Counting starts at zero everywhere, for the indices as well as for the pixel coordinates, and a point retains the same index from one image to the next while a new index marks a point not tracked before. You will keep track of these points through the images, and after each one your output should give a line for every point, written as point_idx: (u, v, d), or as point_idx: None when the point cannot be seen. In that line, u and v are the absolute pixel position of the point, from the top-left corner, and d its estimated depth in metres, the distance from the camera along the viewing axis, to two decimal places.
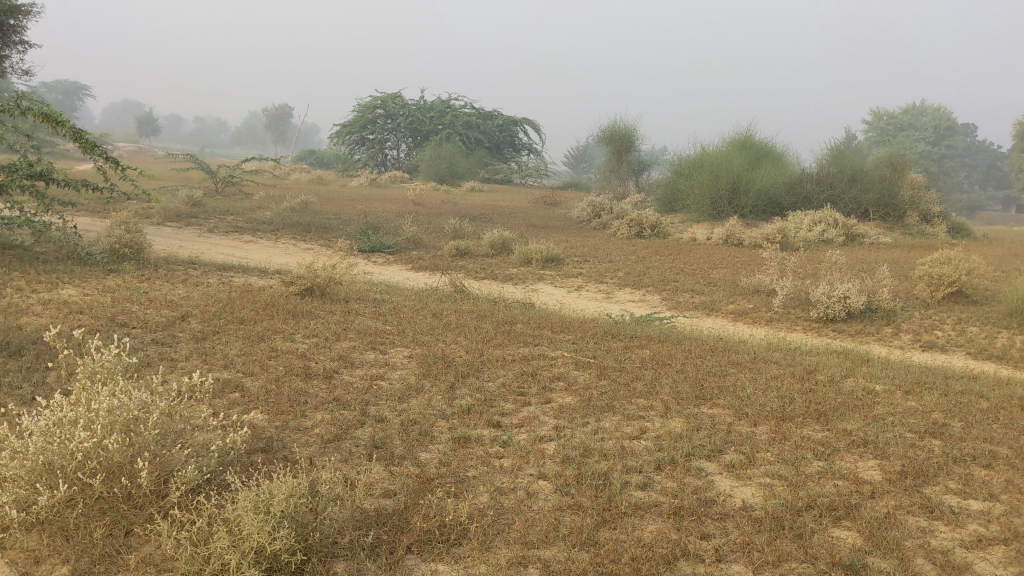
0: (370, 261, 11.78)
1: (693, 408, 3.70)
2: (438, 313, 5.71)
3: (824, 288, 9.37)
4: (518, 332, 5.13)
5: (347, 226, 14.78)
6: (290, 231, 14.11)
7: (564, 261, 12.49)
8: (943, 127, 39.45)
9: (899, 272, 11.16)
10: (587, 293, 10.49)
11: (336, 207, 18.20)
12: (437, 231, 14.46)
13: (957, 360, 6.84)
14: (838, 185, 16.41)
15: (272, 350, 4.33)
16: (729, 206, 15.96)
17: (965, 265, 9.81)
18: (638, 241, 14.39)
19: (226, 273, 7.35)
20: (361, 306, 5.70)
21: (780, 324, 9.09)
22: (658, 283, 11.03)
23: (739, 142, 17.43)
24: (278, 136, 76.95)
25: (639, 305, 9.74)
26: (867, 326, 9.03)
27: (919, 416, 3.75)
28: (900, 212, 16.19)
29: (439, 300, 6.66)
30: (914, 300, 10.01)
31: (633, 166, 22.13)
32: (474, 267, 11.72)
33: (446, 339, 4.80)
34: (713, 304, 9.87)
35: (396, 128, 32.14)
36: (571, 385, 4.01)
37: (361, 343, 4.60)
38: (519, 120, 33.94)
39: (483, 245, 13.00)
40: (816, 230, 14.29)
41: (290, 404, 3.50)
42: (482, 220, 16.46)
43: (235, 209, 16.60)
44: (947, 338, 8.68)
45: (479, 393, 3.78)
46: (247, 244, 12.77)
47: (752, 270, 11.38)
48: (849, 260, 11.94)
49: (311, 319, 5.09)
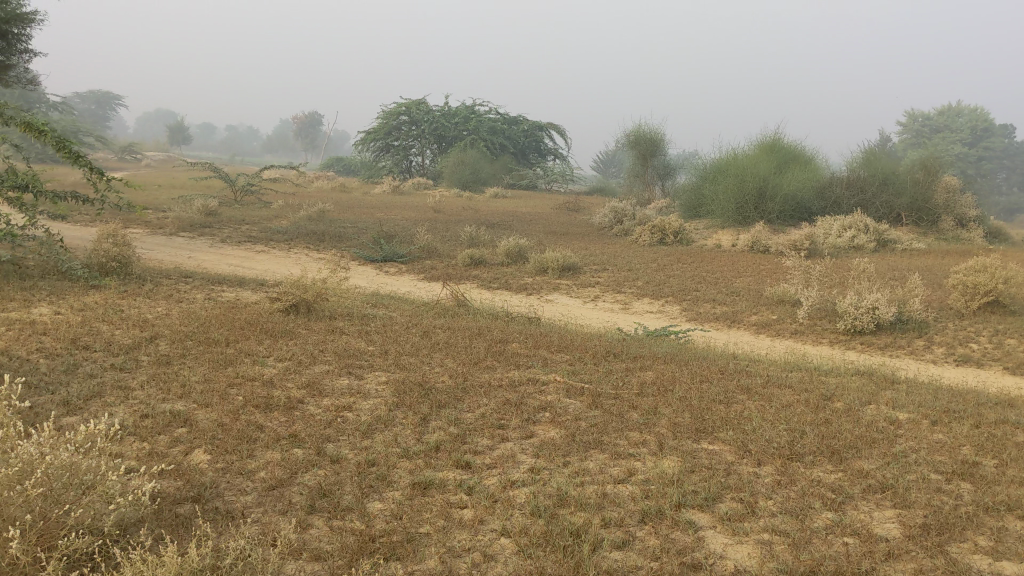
0: (382, 271, 11.47)
1: (690, 444, 3.31)
2: (431, 331, 5.35)
3: (852, 299, 8.92)
4: (511, 353, 4.76)
5: (362, 235, 14.51)
6: (304, 240, 13.85)
7: (582, 269, 12.13)
8: (979, 129, 38.66)
9: (932, 280, 10.67)
10: (603, 304, 10.10)
11: (354, 214, 17.96)
12: (453, 239, 14.14)
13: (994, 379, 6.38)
14: (868, 190, 15.88)
15: (238, 376, 3.99)
16: (755, 212, 15.49)
17: (1002, 274, 9.32)
18: (660, 248, 13.98)
19: (218, 288, 7.03)
20: (348, 323, 5.34)
21: (805, 337, 8.66)
22: (678, 292, 10.63)
23: (766, 146, 16.97)
24: (308, 143, 77.26)
25: (656, 317, 9.34)
26: (897, 338, 8.58)
27: (950, 452, 3.32)
28: (934, 216, 15.62)
29: (436, 315, 6.30)
30: (948, 310, 9.51)
31: (658, 171, 21.68)
32: (488, 276, 11.38)
33: (431, 363, 4.43)
34: (735, 315, 9.46)
35: (421, 134, 31.88)
36: (558, 415, 3.63)
37: (337, 367, 4.24)
38: (544, 125, 33.63)
39: (499, 253, 12.66)
40: (846, 236, 13.82)
41: (240, 443, 3.15)
42: (501, 227, 16.11)
43: (251, 218, 16.41)
44: (983, 352, 8.21)
45: (453, 427, 3.41)
46: (258, 255, 12.52)
47: (777, 279, 10.93)
48: (880, 268, 11.47)
49: (289, 340, 4.75)
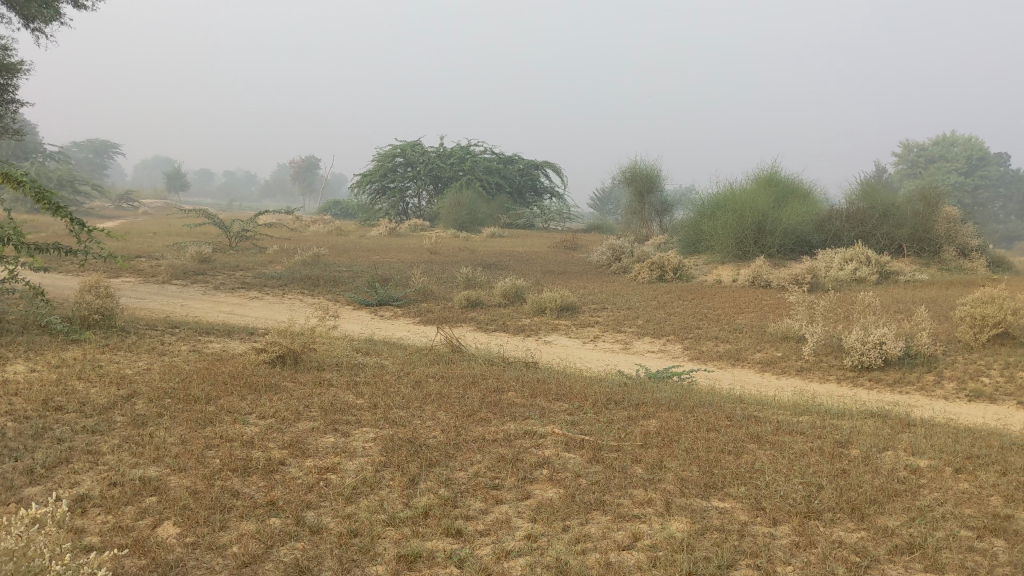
0: (377, 316, 11.27)
1: (700, 503, 3.07)
2: (423, 381, 5.12)
3: (858, 334, 8.70)
4: (507, 403, 4.52)
5: (357, 279, 14.31)
6: (298, 286, 13.66)
7: (581, 309, 11.92)
8: (974, 158, 38.74)
9: (938, 312, 10.47)
10: (603, 344, 9.88)
11: (350, 258, 17.78)
12: (449, 281, 13.95)
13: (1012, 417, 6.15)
14: (868, 222, 15.79)
15: (216, 436, 3.76)
16: (755, 246, 15.31)
17: (1010, 305, 9.11)
18: (660, 286, 13.77)
19: (205, 339, 6.81)
20: (337, 374, 5.11)
21: (811, 375, 8.43)
22: (679, 330, 10.40)
23: (764, 179, 16.83)
24: (306, 188, 77.37)
25: (658, 358, 9.11)
26: (906, 374, 8.34)
27: (979, 504, 3.09)
28: (936, 246, 15.40)
29: (429, 362, 6.07)
30: (956, 343, 9.29)
31: (655, 207, 21.54)
32: (485, 318, 11.17)
33: (422, 416, 4.20)
34: (739, 352, 9.23)
35: (417, 175, 31.81)
36: (556, 472, 3.40)
37: (323, 423, 4.01)
38: (540, 164, 33.61)
39: (495, 295, 12.46)
40: (847, 268, 13.64)
41: (214, 513, 2.92)
42: (498, 268, 15.91)
43: (245, 264, 16.23)
44: (995, 386, 7.97)
45: (444, 488, 3.17)
46: (252, 302, 12.32)
47: (780, 315, 10.73)
48: (884, 301, 11.27)
49: (273, 394, 4.52)
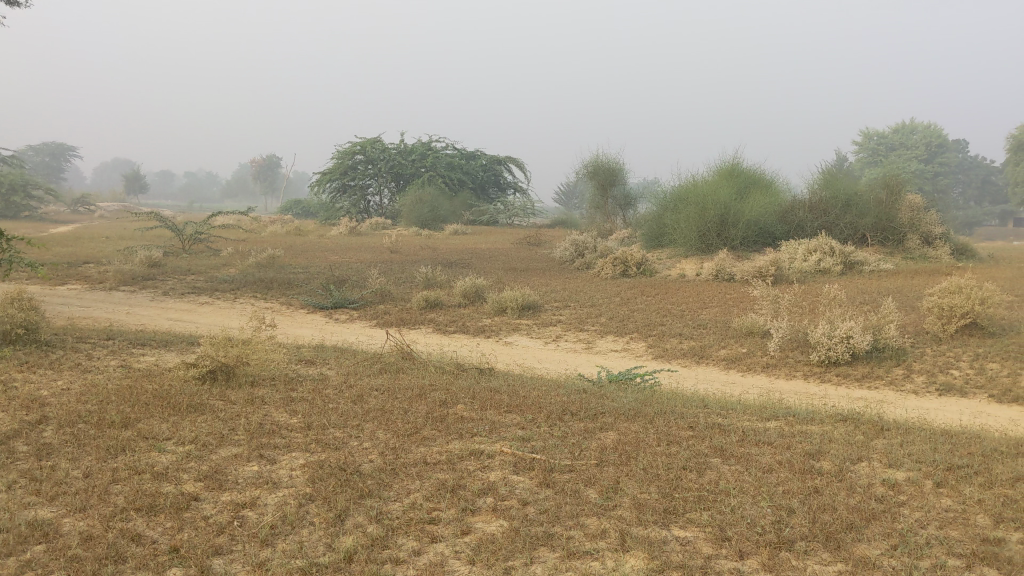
0: (331, 320, 10.88)
1: (660, 533, 2.75)
2: (366, 395, 4.76)
3: (824, 329, 8.46)
4: (453, 418, 4.18)
5: (312, 281, 13.90)
6: (251, 290, 13.24)
7: (542, 307, 11.61)
8: (934, 145, 38.99)
9: (904, 303, 10.28)
10: (565, 344, 9.57)
11: (306, 259, 17.34)
12: (407, 281, 13.57)
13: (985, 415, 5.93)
14: (832, 211, 15.59)
15: (125, 467, 3.39)
16: (718, 239, 15.10)
17: (978, 294, 8.92)
18: (623, 281, 13.50)
19: (139, 352, 6.40)
20: (272, 389, 4.75)
21: (778, 371, 8.18)
22: (642, 327, 10.12)
23: (725, 171, 16.62)
24: (267, 187, 76.49)
25: (621, 358, 8.82)
26: (875, 369, 8.12)
27: (966, 527, 2.80)
28: (899, 235, 15.29)
29: (376, 372, 5.71)
30: (924, 334, 9.08)
31: (618, 201, 21.28)
32: (444, 319, 10.83)
33: (359, 436, 3.85)
34: (704, 349, 8.96)
35: (378, 172, 31.32)
36: (502, 499, 3.06)
37: (248, 448, 3.64)
38: (502, 159, 33.28)
39: (455, 295, 12.11)
40: (812, 259, 13.45)
41: (105, 565, 2.55)
42: (459, 266, 15.57)
43: (197, 268, 15.75)
44: (965, 379, 7.78)
45: (374, 525, 2.83)
46: (201, 307, 11.89)
47: (744, 309, 10.49)
48: (850, 292, 11.07)
49: (198, 416, 4.15)
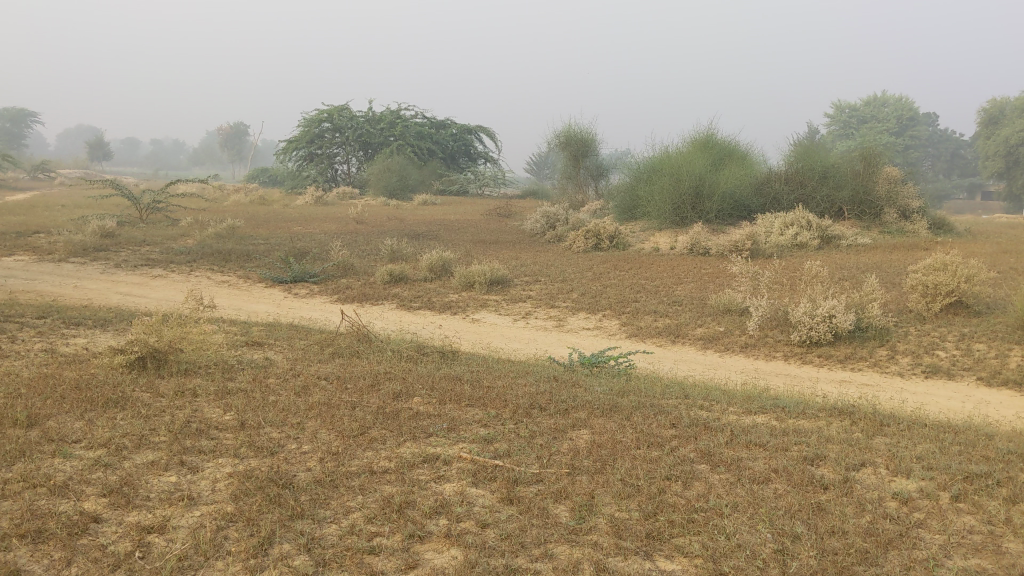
0: (290, 295, 10.37)
1: (642, 568, 2.32)
2: (313, 384, 4.30)
3: (806, 307, 8.08)
4: (408, 414, 3.72)
5: (273, 253, 13.34)
6: (208, 262, 12.67)
7: (511, 282, 11.15)
8: (906, 118, 38.88)
9: (886, 279, 9.94)
10: (535, 322, 9.14)
11: (268, 230, 16.76)
12: (371, 254, 13.06)
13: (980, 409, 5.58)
14: (809, 184, 15.19)
15: (19, 477, 2.91)
16: (692, 212, 14.72)
17: (964, 271, 8.57)
18: (595, 255, 13.07)
19: (70, 333, 5.87)
20: (208, 380, 4.26)
21: (757, 352, 7.80)
22: (615, 304, 9.70)
23: (700, 141, 16.21)
24: (235, 155, 75.28)
25: (593, 337, 8.40)
26: (858, 350, 7.76)
27: (998, 556, 2.40)
28: (877, 209, 14.98)
29: (327, 358, 5.23)
30: (908, 312, 8.72)
31: (590, 171, 20.82)
32: (408, 295, 10.34)
33: (299, 438, 3.39)
34: (679, 328, 8.55)
35: (345, 141, 30.57)
36: (457, 521, 2.62)
37: (169, 454, 3.17)
38: (473, 128, 32.69)
39: (421, 269, 11.62)
40: (788, 233, 13.11)
41: None
42: (426, 238, 15.05)
43: (153, 239, 15.12)
44: (952, 361, 7.44)
45: (302, 557, 2.38)
46: (153, 281, 11.31)
47: (721, 286, 10.10)
48: (829, 268, 10.72)
49: (118, 413, 3.66)
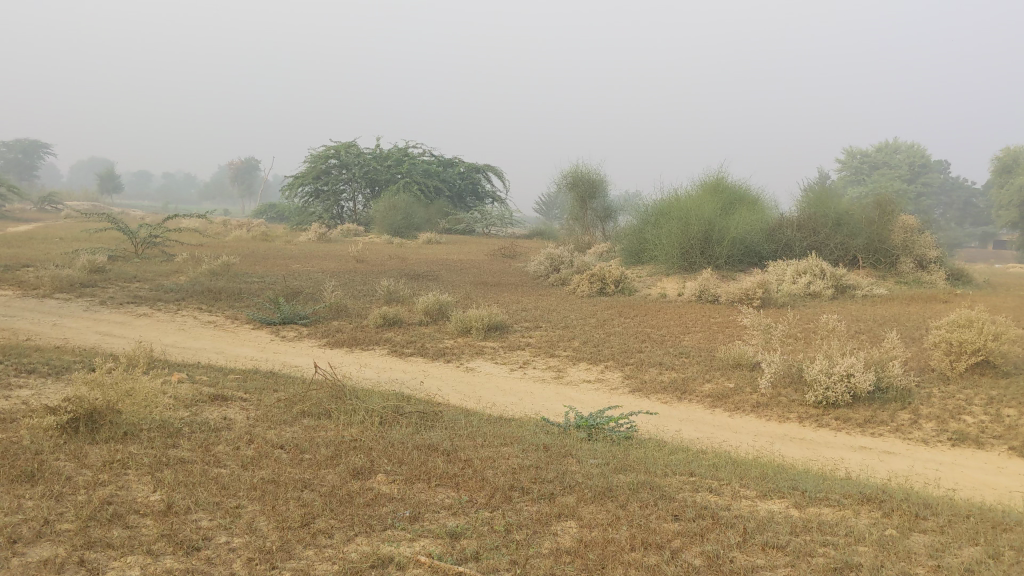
0: (277, 338, 9.87)
1: None
2: (264, 454, 3.77)
3: (821, 365, 7.55)
4: (365, 499, 3.18)
5: (265, 291, 12.86)
6: (196, 301, 12.20)
7: (510, 327, 10.65)
8: (918, 165, 38.54)
9: (906, 335, 9.39)
10: (533, 372, 8.61)
11: (264, 267, 16.32)
12: (367, 295, 12.58)
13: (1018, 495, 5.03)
14: (822, 231, 14.68)
15: None
16: (701, 257, 14.21)
17: (991, 329, 8.03)
18: (599, 300, 12.56)
19: (17, 383, 5.35)
20: (146, 448, 3.73)
21: (770, 413, 7.25)
22: (619, 354, 9.17)
23: (710, 185, 15.75)
24: (244, 191, 75.30)
25: (594, 392, 7.86)
26: (878, 413, 7.20)
27: None
28: (892, 258, 14.47)
29: (292, 419, 4.72)
30: (931, 372, 8.17)
31: (598, 213, 20.40)
32: (400, 340, 9.83)
33: (231, 529, 2.86)
34: (685, 383, 8.01)
35: (352, 177, 30.19)
36: None
37: (70, 549, 2.64)
38: (481, 168, 32.40)
39: (416, 312, 11.10)
40: (801, 282, 12.62)
41: None
42: (425, 279, 14.57)
43: (144, 275, 14.67)
44: (980, 428, 6.88)
45: None
46: (136, 320, 10.83)
47: (731, 338, 9.56)
48: (844, 320, 10.18)
49: (28, 490, 3.14)
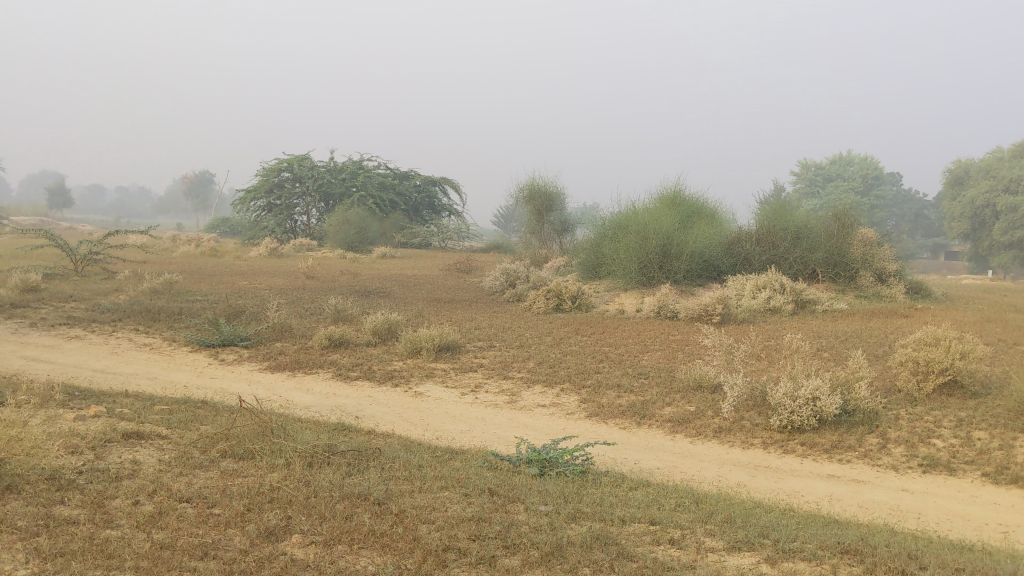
0: (216, 362, 9.35)
1: None
2: (165, 512, 3.31)
3: (786, 388, 7.21)
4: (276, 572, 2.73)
5: (207, 311, 12.30)
6: (134, 322, 11.60)
7: (462, 348, 10.21)
8: (870, 177, 38.80)
9: (871, 353, 9.10)
10: (486, 396, 8.17)
11: (210, 284, 15.74)
12: (314, 314, 12.07)
13: (999, 534, 4.70)
14: (781, 244, 14.39)
15: None
16: (659, 272, 13.87)
17: (959, 348, 7.75)
18: (556, 317, 12.17)
19: None
20: (28, 508, 3.25)
21: (733, 439, 6.89)
22: (575, 376, 8.77)
23: (668, 198, 15.46)
24: (199, 205, 74.19)
25: (548, 417, 7.45)
26: (845, 437, 6.87)
27: None
28: (851, 271, 14.26)
29: (208, 464, 4.25)
30: (898, 392, 7.87)
31: (555, 226, 20.04)
32: (347, 362, 9.34)
33: None
34: (644, 407, 7.62)
35: (305, 191, 29.57)
36: None
37: None
38: (437, 181, 31.99)
39: (365, 332, 10.62)
40: (760, 297, 12.34)
41: None
42: (376, 296, 14.09)
43: (81, 294, 14.01)
44: (951, 452, 6.57)
45: None
46: (66, 343, 10.22)
47: (692, 358, 9.21)
48: (806, 338, 9.87)
49: None
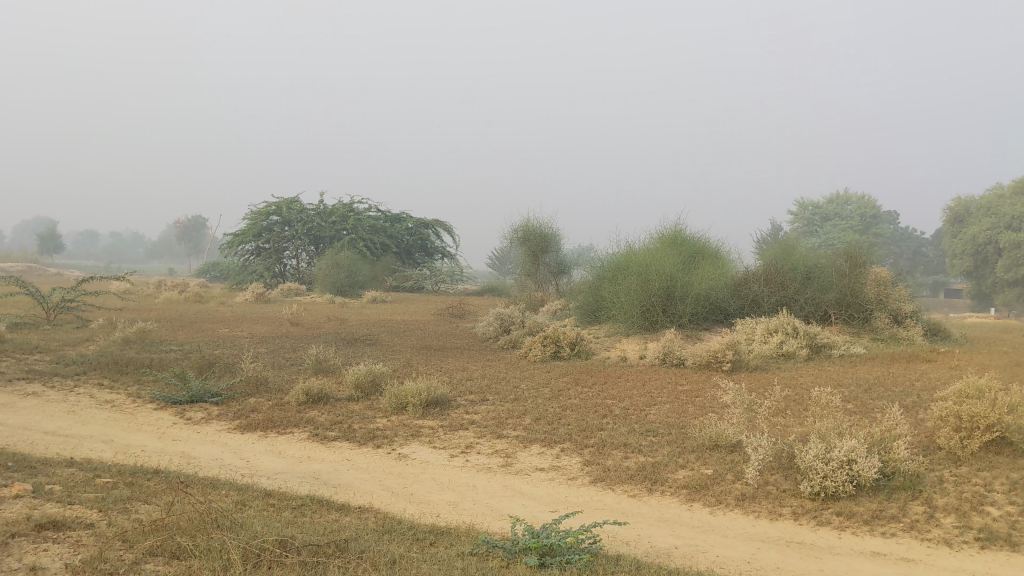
0: (180, 421, 8.48)
1: None
2: None
3: (816, 450, 6.40)
4: None
5: (180, 362, 11.46)
6: (98, 376, 10.73)
7: (452, 402, 9.36)
8: (868, 217, 38.13)
9: (900, 404, 8.28)
10: (478, 459, 7.32)
11: (188, 333, 14.90)
12: (294, 365, 11.23)
13: None
14: (790, 285, 13.64)
15: None
16: (663, 315, 13.03)
17: (1006, 402, 6.96)
18: (554, 366, 11.35)
19: None
20: None
21: (760, 509, 6.04)
22: (577, 433, 7.92)
23: (669, 237, 14.71)
24: (191, 248, 73.56)
25: (548, 483, 6.60)
26: (887, 505, 6.03)
27: None
28: (866, 313, 13.49)
29: (127, 569, 3.43)
30: (940, 451, 7.03)
31: (551, 268, 19.25)
32: (325, 420, 8.46)
33: None
34: (655, 471, 6.77)
35: (294, 234, 28.78)
36: None
37: None
38: (430, 223, 31.29)
39: (346, 386, 9.76)
40: (772, 341, 11.55)
41: None
42: (362, 344, 13.26)
43: (48, 344, 13.15)
44: (1008, 522, 5.71)
45: None
46: (19, 401, 9.35)
47: (704, 412, 8.38)
48: (826, 387, 9.06)
49: None
